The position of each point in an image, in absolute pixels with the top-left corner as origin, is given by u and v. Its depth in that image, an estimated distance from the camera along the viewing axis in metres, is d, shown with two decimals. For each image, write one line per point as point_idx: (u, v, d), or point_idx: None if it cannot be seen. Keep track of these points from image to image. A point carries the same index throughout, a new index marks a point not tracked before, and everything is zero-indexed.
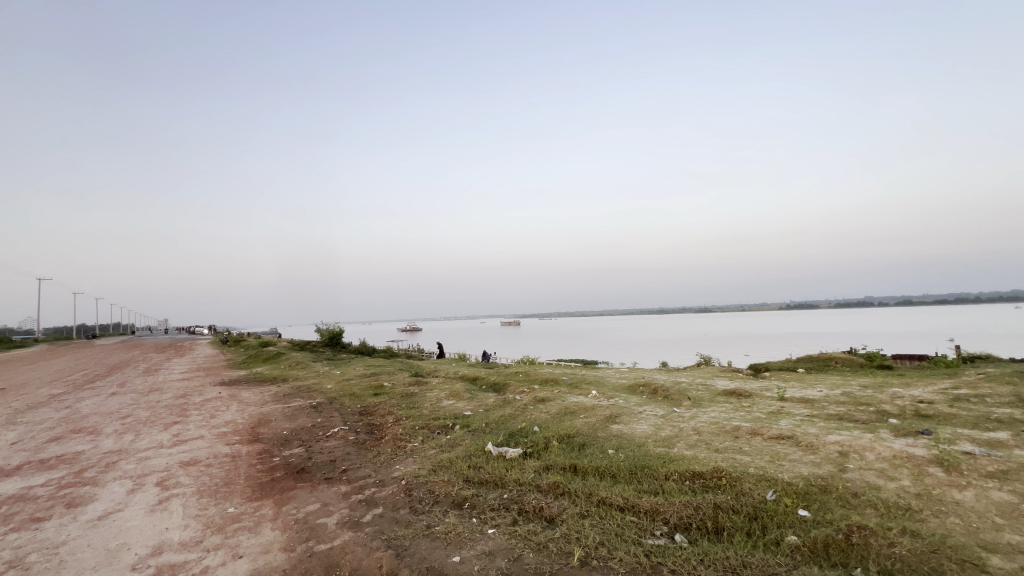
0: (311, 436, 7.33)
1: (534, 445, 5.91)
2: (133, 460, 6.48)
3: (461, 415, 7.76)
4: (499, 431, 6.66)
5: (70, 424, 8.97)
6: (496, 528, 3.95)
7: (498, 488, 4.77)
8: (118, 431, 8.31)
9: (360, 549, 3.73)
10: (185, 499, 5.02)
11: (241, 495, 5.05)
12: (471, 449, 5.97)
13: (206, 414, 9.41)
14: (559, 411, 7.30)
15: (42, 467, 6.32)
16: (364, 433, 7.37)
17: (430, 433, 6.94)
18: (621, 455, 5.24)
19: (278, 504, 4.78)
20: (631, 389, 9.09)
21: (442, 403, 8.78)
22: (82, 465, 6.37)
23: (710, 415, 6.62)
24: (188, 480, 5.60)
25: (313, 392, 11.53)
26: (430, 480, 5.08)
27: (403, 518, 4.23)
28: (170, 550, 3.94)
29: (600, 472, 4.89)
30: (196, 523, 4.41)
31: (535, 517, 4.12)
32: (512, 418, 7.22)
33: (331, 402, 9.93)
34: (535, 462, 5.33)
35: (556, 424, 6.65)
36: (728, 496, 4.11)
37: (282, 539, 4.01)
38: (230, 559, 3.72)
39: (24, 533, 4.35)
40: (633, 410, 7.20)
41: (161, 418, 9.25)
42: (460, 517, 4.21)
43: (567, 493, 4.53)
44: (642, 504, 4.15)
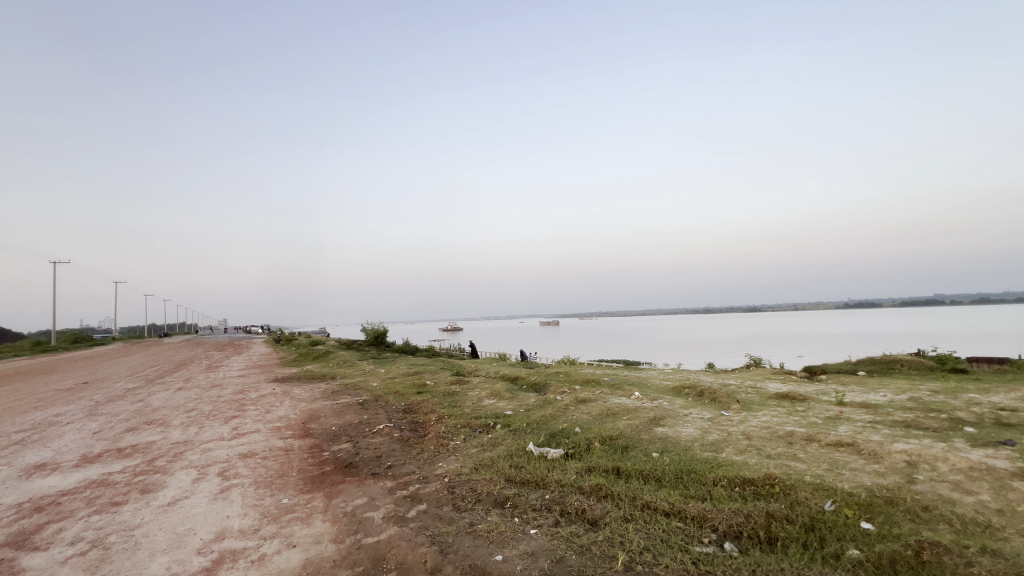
0: (358, 433, 7.58)
1: (575, 447, 5.85)
2: (198, 451, 6.95)
3: (502, 414, 7.80)
4: (540, 431, 6.64)
5: (143, 416, 9.72)
6: (538, 529, 3.94)
7: (540, 489, 4.76)
8: (184, 423, 8.92)
9: (406, 544, 3.82)
10: (243, 489, 5.32)
11: (293, 488, 5.29)
12: (512, 448, 5.98)
13: (261, 409, 9.94)
14: (601, 412, 7.19)
15: (119, 455, 6.88)
16: (408, 430, 7.55)
17: (472, 432, 7.01)
18: (666, 458, 5.10)
19: (328, 497, 4.97)
20: (676, 391, 8.82)
21: (483, 402, 8.84)
22: (153, 454, 6.88)
23: (761, 419, 6.33)
24: (246, 471, 5.94)
25: (359, 389, 11.93)
26: (472, 479, 5.13)
27: (447, 516, 4.30)
28: (230, 536, 4.18)
29: (644, 476, 4.78)
30: (254, 513, 4.66)
31: (578, 520, 4.07)
32: (553, 418, 7.19)
33: (376, 400, 10.23)
34: (577, 464, 5.27)
35: (598, 425, 6.56)
36: (782, 505, 3.92)
37: (332, 531, 4.17)
38: (284, 548, 3.90)
39: (105, 515, 4.75)
40: (678, 412, 6.98)
41: (221, 412, 9.84)
42: (502, 516, 4.22)
43: (610, 496, 4.45)
44: (688, 509, 4.02)
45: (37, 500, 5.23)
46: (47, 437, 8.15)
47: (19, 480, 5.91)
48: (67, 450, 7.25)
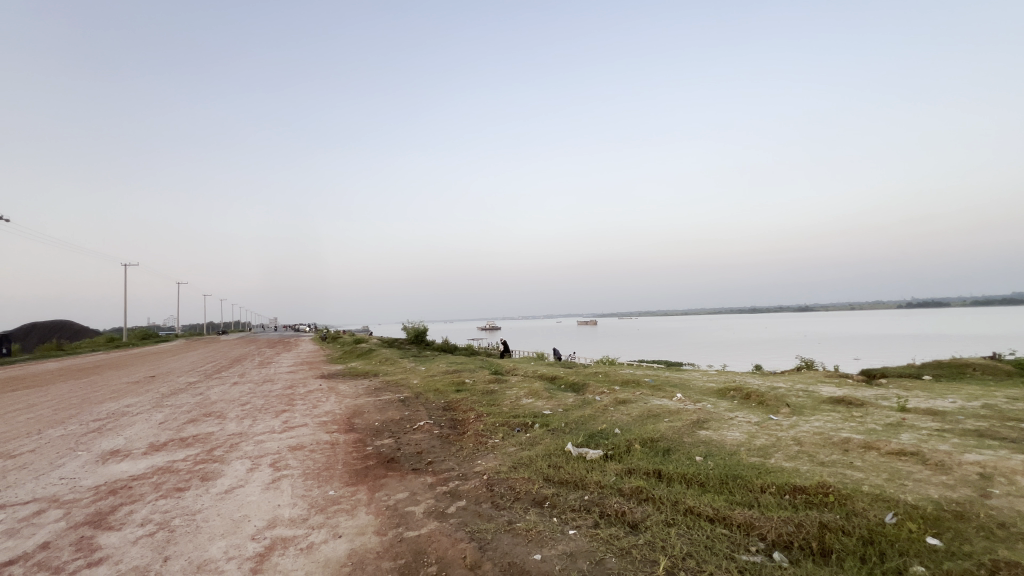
0: (399, 429, 7.77)
1: (615, 448, 5.76)
2: (252, 443, 7.34)
3: (541, 413, 7.78)
4: (579, 431, 6.59)
5: (202, 408, 10.38)
6: (577, 530, 3.91)
7: (579, 490, 4.71)
8: (240, 415, 9.45)
9: (446, 539, 3.89)
10: (293, 479, 5.58)
11: (339, 480, 5.49)
12: (550, 448, 5.96)
13: (309, 404, 10.38)
14: (642, 413, 7.05)
15: (182, 444, 7.37)
16: (447, 427, 7.67)
17: (510, 430, 7.03)
18: (710, 463, 4.93)
19: (371, 491, 5.13)
20: (720, 393, 8.51)
21: (521, 401, 8.86)
22: (211, 444, 7.32)
23: (813, 424, 6.01)
24: (295, 463, 6.22)
25: (400, 386, 12.23)
26: (511, 477, 5.15)
27: (485, 513, 4.34)
28: (281, 524, 4.39)
29: (686, 480, 4.65)
30: (303, 503, 4.88)
31: (617, 522, 4.01)
32: (592, 419, 7.11)
33: (417, 397, 10.46)
34: (617, 466, 5.19)
35: (638, 426, 6.43)
36: (837, 515, 3.71)
37: (375, 523, 4.30)
38: (330, 538, 4.06)
39: (169, 500, 5.10)
40: (723, 416, 6.74)
41: (272, 406, 10.35)
42: (541, 516, 4.22)
43: (651, 499, 4.36)
44: (734, 516, 3.88)
45: (112, 483, 5.69)
46: (120, 425, 8.86)
47: (97, 464, 6.45)
48: (138, 438, 7.85)
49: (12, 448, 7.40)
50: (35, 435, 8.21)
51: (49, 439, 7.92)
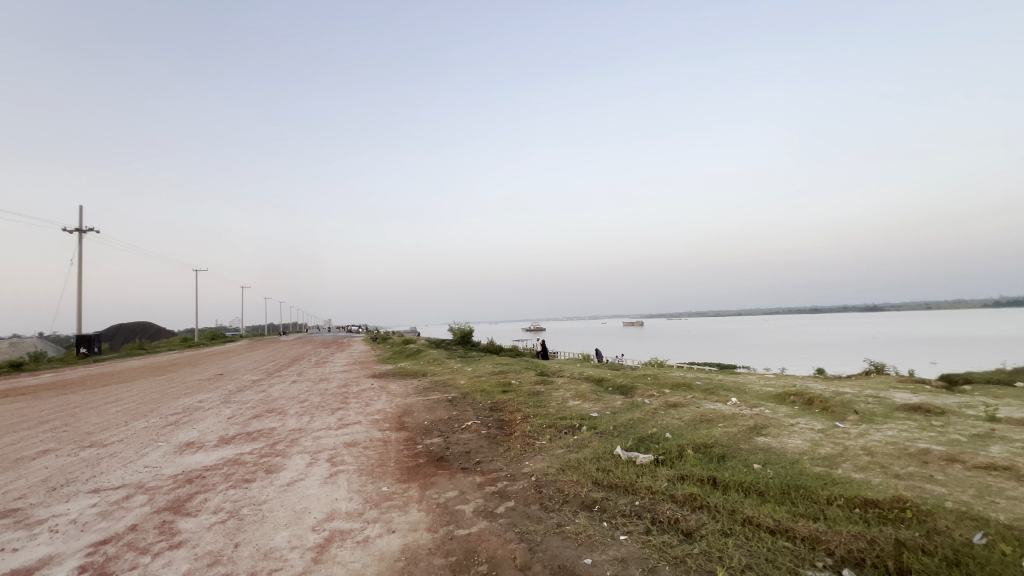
0: (448, 428, 7.93)
1: (666, 453, 5.60)
2: (311, 438, 7.71)
3: (588, 416, 7.69)
4: (628, 435, 6.45)
5: (265, 405, 11.02)
6: (628, 535, 3.83)
7: (629, 495, 4.62)
8: (299, 412, 9.97)
9: (496, 539, 3.92)
10: (349, 475, 5.82)
11: (391, 477, 5.67)
12: (598, 451, 5.87)
13: (362, 402, 10.79)
14: (694, 417, 6.82)
15: (248, 438, 7.87)
16: (495, 428, 7.73)
17: (558, 432, 7.00)
18: (770, 471, 4.69)
19: (422, 488, 5.26)
20: (780, 398, 8.07)
21: (569, 403, 8.80)
22: (274, 439, 7.76)
23: (886, 433, 5.57)
24: (351, 459, 6.49)
25: (448, 386, 12.47)
26: (559, 479, 5.13)
27: (534, 514, 4.34)
28: (339, 517, 4.59)
29: (743, 489, 4.45)
30: (358, 497, 5.08)
31: (670, 530, 3.89)
32: (642, 422, 6.94)
33: (464, 397, 10.63)
34: (669, 471, 5.04)
35: (691, 431, 6.22)
36: (915, 533, 3.42)
37: (426, 520, 4.40)
38: (385, 532, 4.20)
39: (239, 490, 5.46)
40: (783, 422, 6.39)
41: (328, 404, 10.84)
42: (590, 519, 4.17)
43: (706, 508, 4.19)
44: (797, 529, 3.66)
45: (189, 472, 6.16)
46: (195, 419, 9.60)
47: (176, 454, 7.01)
48: (210, 431, 8.48)
49: (105, 437, 8.19)
50: (124, 426, 9.06)
51: (135, 430, 8.71)
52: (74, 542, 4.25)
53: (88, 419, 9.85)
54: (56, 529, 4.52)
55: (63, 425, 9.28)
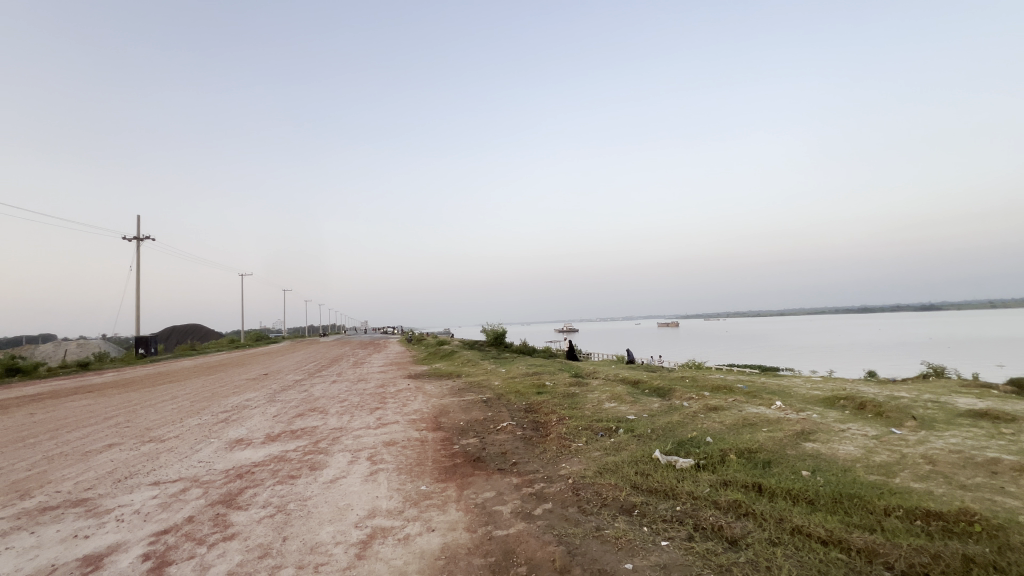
0: (484, 429, 7.97)
1: (707, 457, 5.45)
2: (351, 437, 7.94)
3: (625, 419, 7.56)
4: (667, 438, 6.31)
5: (307, 404, 11.42)
6: (669, 541, 3.74)
7: (669, 500, 4.52)
8: (339, 411, 10.27)
9: (534, 541, 3.92)
10: (389, 473, 5.95)
11: (429, 476, 5.75)
12: (636, 455, 5.77)
13: (399, 402, 11.02)
14: (736, 421, 6.60)
15: (293, 436, 8.18)
16: (530, 429, 7.73)
17: (594, 435, 6.93)
18: (819, 478, 4.48)
19: (460, 488, 5.31)
20: (828, 402, 7.71)
21: (604, 405, 8.69)
22: (316, 437, 8.03)
23: (950, 441, 5.22)
24: (390, 458, 6.63)
25: (483, 387, 12.56)
26: (597, 482, 5.07)
27: (573, 517, 4.31)
28: (380, 515, 4.69)
29: (792, 496, 4.27)
30: (398, 496, 5.19)
31: (714, 537, 3.78)
32: (682, 426, 6.78)
33: (499, 398, 10.69)
34: (711, 476, 4.90)
35: (733, 435, 6.02)
36: (985, 549, 3.19)
37: (465, 520, 4.44)
38: (425, 531, 4.27)
39: (285, 485, 5.68)
40: (833, 427, 6.09)
41: (367, 403, 11.13)
42: (630, 524, 4.10)
43: (751, 515, 4.05)
44: (852, 541, 3.48)
45: (239, 468, 6.45)
46: (243, 417, 10.07)
47: (227, 450, 7.37)
48: (257, 429, 8.87)
49: (163, 433, 8.71)
50: (180, 422, 9.62)
51: (190, 426, 9.22)
52: (137, 531, 4.53)
53: (147, 415, 10.50)
54: (122, 519, 4.83)
55: (126, 421, 9.93)
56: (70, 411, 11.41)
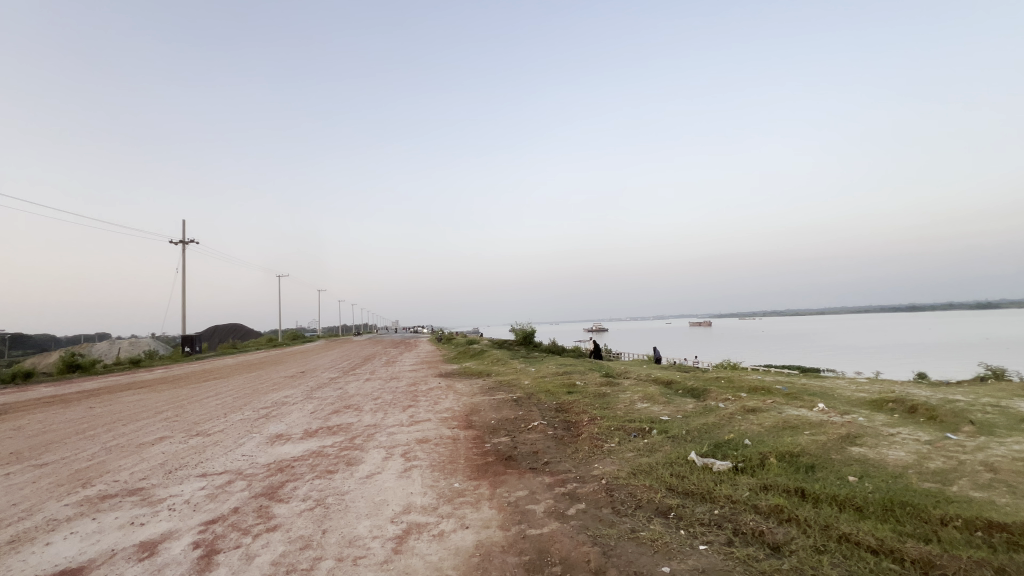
0: (515, 428, 7.98)
1: (746, 460, 5.29)
2: (385, 434, 8.10)
3: (658, 419, 7.42)
4: (702, 440, 6.17)
5: (342, 401, 11.73)
6: (708, 545, 3.65)
7: (707, 503, 4.41)
8: (373, 409, 10.50)
9: (568, 541, 3.90)
10: (422, 470, 6.05)
11: (462, 474, 5.82)
12: (671, 456, 5.66)
13: (431, 401, 11.18)
14: (776, 424, 6.38)
15: (329, 432, 8.41)
16: (561, 429, 7.70)
17: (626, 435, 6.84)
18: (868, 485, 4.27)
19: (492, 486, 5.35)
20: (875, 405, 7.35)
21: (636, 405, 8.57)
22: (351, 434, 8.23)
23: (1013, 448, 4.89)
24: (423, 455, 6.74)
25: (512, 386, 12.59)
26: (631, 484, 5.00)
27: (607, 518, 4.26)
28: (415, 510, 4.77)
29: (837, 502, 4.09)
30: (432, 492, 5.26)
31: (755, 542, 3.66)
32: (718, 427, 6.60)
33: (529, 397, 10.69)
34: (750, 480, 4.75)
35: (773, 438, 5.82)
36: None
37: (498, 518, 4.47)
38: (459, 527, 4.32)
39: (324, 480, 5.86)
40: (881, 431, 5.80)
41: (399, 401, 11.34)
42: (666, 526, 4.03)
43: (794, 521, 3.90)
44: (906, 550, 3.31)
45: (279, 462, 6.69)
46: (282, 413, 10.44)
47: (268, 445, 7.65)
48: (296, 424, 9.18)
49: (209, 427, 9.12)
50: (224, 417, 10.05)
51: (233, 421, 9.62)
52: (188, 520, 4.76)
53: (194, 410, 11.04)
54: (174, 508, 5.09)
55: (175, 415, 10.45)
56: (124, 405, 12.10)
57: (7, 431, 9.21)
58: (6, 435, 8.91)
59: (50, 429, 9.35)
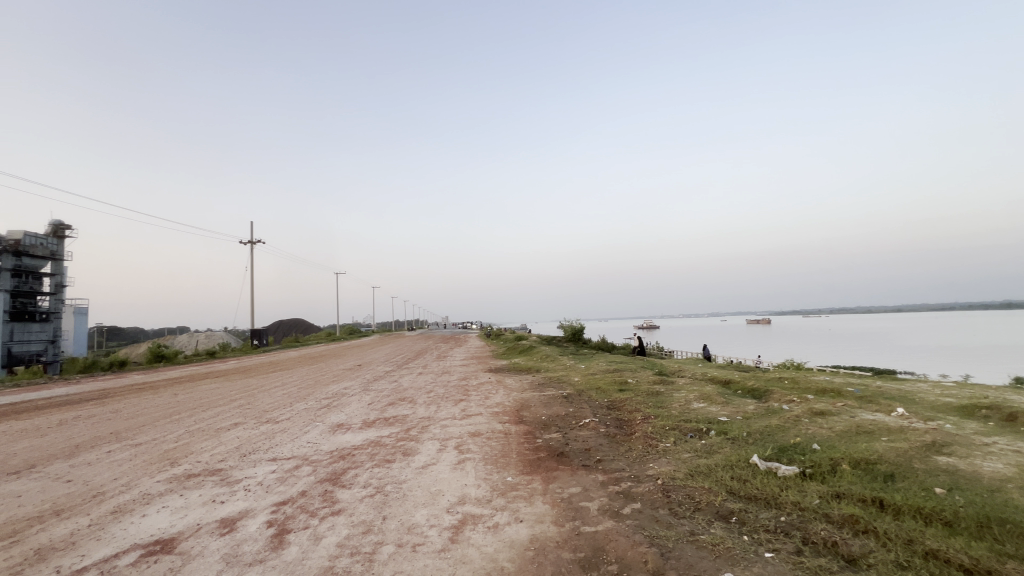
0: (566, 425, 7.94)
1: (815, 466, 4.98)
2: (439, 426, 8.32)
3: (716, 420, 7.14)
4: (765, 443, 5.87)
5: (397, 394, 12.14)
6: (774, 553, 3.48)
7: (772, 509, 4.19)
8: (427, 402, 10.80)
9: (624, 540, 3.84)
10: (476, 463, 6.15)
11: (515, 468, 5.86)
12: (731, 459, 5.43)
13: (481, 395, 11.34)
14: (848, 428, 5.95)
15: (386, 423, 8.75)
16: (614, 427, 7.59)
17: (682, 435, 6.63)
18: (958, 498, 3.90)
19: (545, 482, 5.36)
20: (965, 412, 6.68)
21: (692, 405, 8.28)
22: (406, 425, 8.51)
23: None
24: (476, 448, 6.86)
25: (562, 383, 12.53)
26: (689, 485, 4.84)
27: (664, 519, 4.15)
28: (470, 502, 4.87)
29: (922, 516, 3.76)
30: (486, 485, 5.35)
31: (827, 553, 3.44)
32: (783, 430, 6.26)
33: (580, 394, 10.60)
34: (820, 487, 4.47)
35: (845, 443, 5.44)
36: None
37: (552, 514, 4.47)
38: (513, 521, 4.36)
39: (383, 468, 6.11)
40: (973, 440, 5.27)
41: (451, 395, 11.59)
42: (728, 531, 3.87)
43: (872, 533, 3.63)
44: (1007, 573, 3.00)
45: (341, 450, 7.03)
46: (342, 403, 10.97)
47: (330, 433, 8.07)
48: (355, 415, 9.61)
49: (277, 415, 9.76)
50: (290, 406, 10.70)
51: (298, 410, 10.22)
52: (261, 500, 5.12)
53: (264, 399, 11.86)
54: (249, 488, 5.49)
55: (246, 403, 11.26)
56: (203, 393, 13.15)
57: (107, 414, 10.28)
58: (106, 416, 9.95)
59: (141, 413, 10.37)
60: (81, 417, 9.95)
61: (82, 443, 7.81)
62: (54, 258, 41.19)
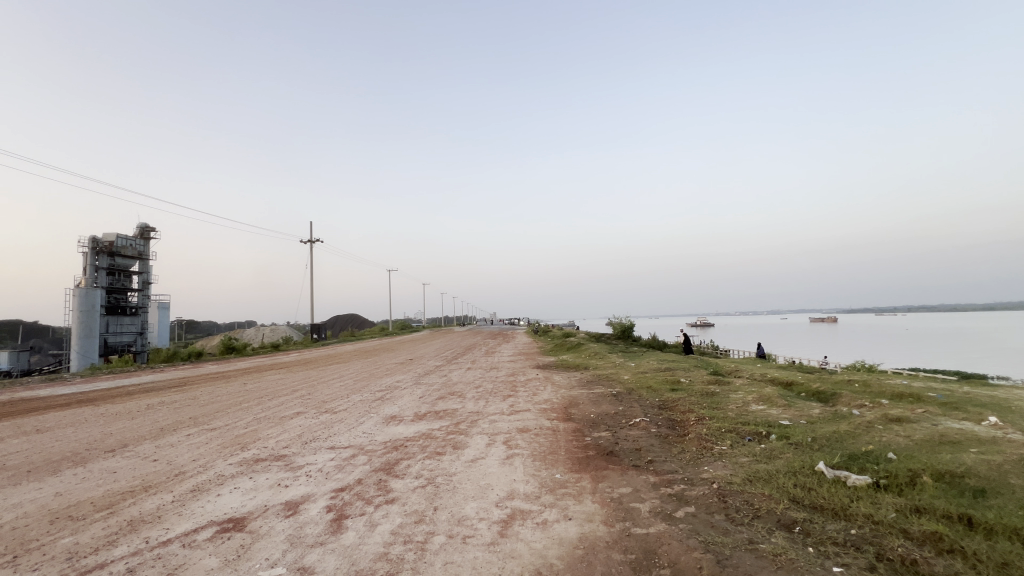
0: (615, 424, 7.79)
1: (891, 477, 4.60)
2: (487, 421, 8.41)
3: (777, 423, 6.76)
4: (833, 450, 5.48)
5: (446, 388, 12.39)
6: (843, 568, 3.24)
7: (840, 521, 3.91)
8: (476, 397, 10.97)
9: (677, 544, 3.73)
10: (524, 458, 6.18)
11: (563, 465, 5.82)
12: (794, 465, 5.12)
13: (529, 391, 11.36)
14: (930, 437, 5.45)
15: (436, 416, 8.97)
16: (665, 427, 7.37)
17: (740, 438, 6.33)
18: None
19: (594, 480, 5.29)
20: None
21: (751, 407, 7.89)
22: (456, 419, 8.67)
23: None
24: (524, 444, 6.89)
25: (611, 381, 12.30)
26: (747, 491, 4.62)
27: (720, 525, 3.98)
28: (519, 497, 4.90)
29: (1020, 538, 3.38)
30: (534, 481, 5.36)
31: (906, 572, 3.17)
32: (853, 436, 5.82)
33: (630, 393, 10.37)
34: (897, 500, 4.12)
35: (926, 454, 4.98)
36: None
37: (602, 514, 4.40)
38: (562, 518, 4.34)
39: (434, 460, 6.27)
40: None
41: (499, 391, 11.69)
42: (790, 541, 3.66)
43: (959, 554, 3.30)
44: None
45: (394, 441, 7.28)
46: (395, 396, 11.35)
47: (384, 425, 8.37)
48: (407, 408, 9.91)
49: (335, 405, 10.25)
50: (346, 398, 11.20)
51: (354, 402, 10.67)
52: (322, 486, 5.41)
53: (323, 390, 12.49)
54: (310, 474, 5.81)
55: (307, 394, 11.91)
56: (269, 383, 14.04)
57: (186, 400, 11.21)
58: (185, 403, 10.84)
59: (215, 400, 11.21)
60: (164, 403, 10.91)
61: (165, 426, 8.57)
62: (141, 257, 45.31)
